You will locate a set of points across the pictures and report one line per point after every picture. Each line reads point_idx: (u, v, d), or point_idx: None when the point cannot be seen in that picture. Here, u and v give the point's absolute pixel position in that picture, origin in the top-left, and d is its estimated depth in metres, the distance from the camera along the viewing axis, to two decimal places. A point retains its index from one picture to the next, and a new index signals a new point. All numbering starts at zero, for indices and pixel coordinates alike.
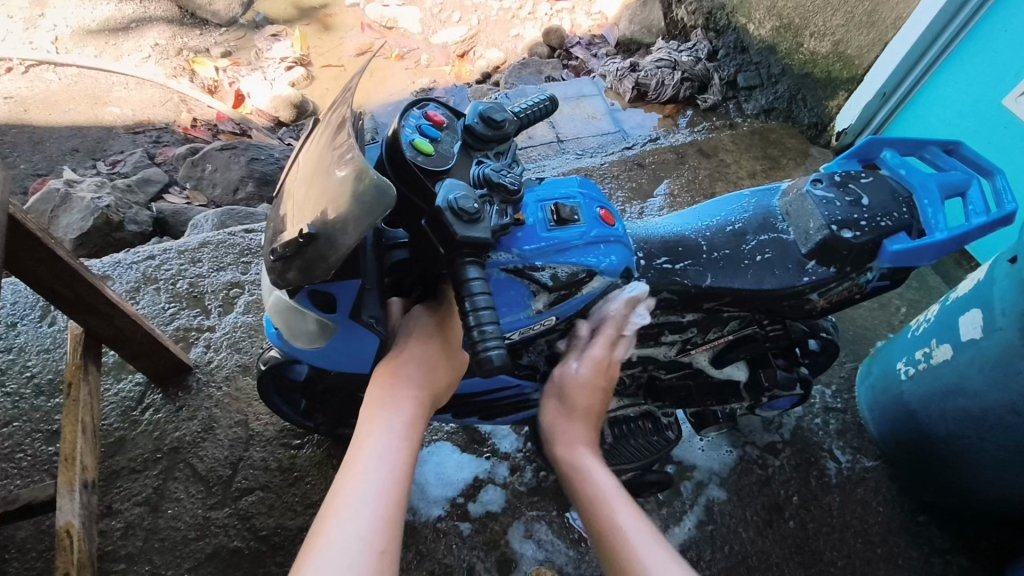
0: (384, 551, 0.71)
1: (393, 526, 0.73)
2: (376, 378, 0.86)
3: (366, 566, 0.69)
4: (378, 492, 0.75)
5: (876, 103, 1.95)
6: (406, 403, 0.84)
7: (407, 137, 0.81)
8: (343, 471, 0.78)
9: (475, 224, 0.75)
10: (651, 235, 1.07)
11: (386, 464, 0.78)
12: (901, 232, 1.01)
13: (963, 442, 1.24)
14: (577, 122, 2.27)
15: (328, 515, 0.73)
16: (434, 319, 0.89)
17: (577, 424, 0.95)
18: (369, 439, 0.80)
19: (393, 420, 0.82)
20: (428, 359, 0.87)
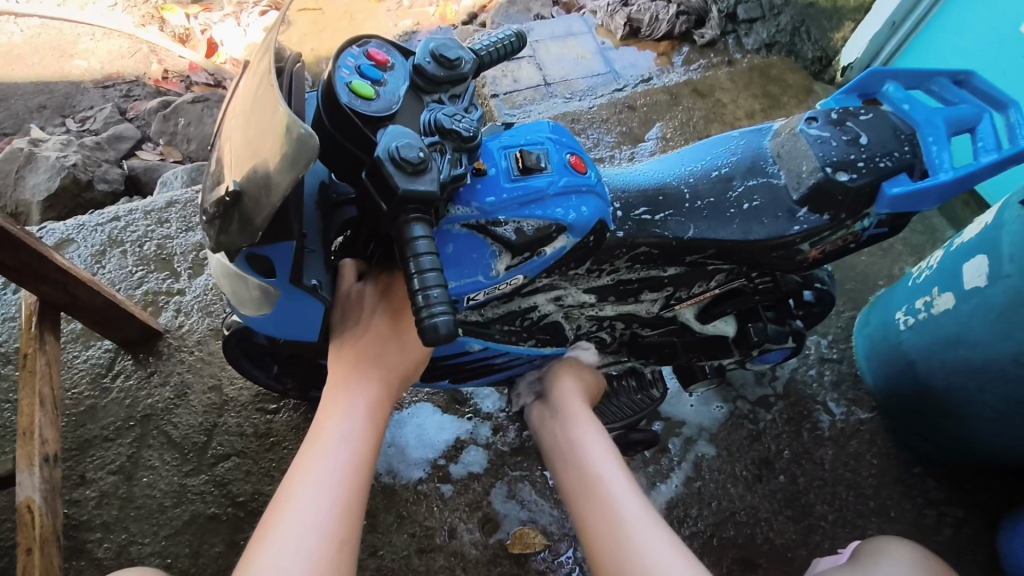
0: (345, 541, 0.68)
1: (353, 514, 0.70)
2: (337, 357, 0.79)
3: (323, 554, 0.67)
4: (338, 477, 0.71)
5: (885, 34, 1.82)
6: (370, 383, 0.78)
7: (343, 79, 0.72)
8: (303, 453, 0.74)
9: (420, 175, 0.67)
10: (629, 183, 0.98)
11: (347, 447, 0.73)
12: (902, 174, 0.92)
13: (963, 394, 1.18)
14: (566, 63, 2.14)
15: (285, 501, 0.69)
16: (393, 297, 0.81)
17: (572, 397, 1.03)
18: (330, 419, 0.75)
19: (356, 400, 0.77)
20: (390, 341, 0.79)
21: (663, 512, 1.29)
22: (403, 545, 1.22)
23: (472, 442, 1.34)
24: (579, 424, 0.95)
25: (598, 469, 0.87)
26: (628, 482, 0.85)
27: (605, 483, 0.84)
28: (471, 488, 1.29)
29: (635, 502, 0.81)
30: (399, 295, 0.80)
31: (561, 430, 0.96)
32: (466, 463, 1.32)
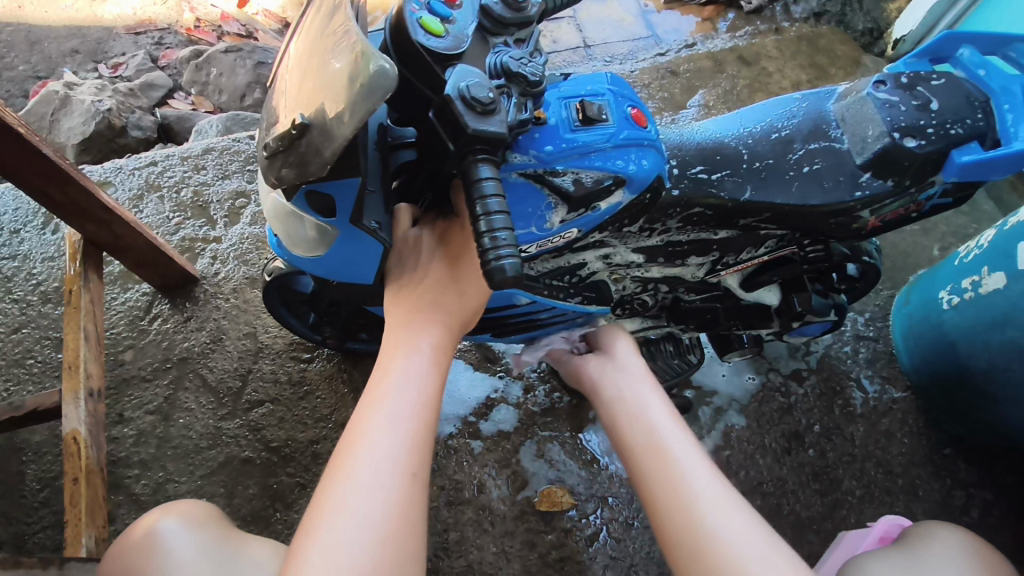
0: (416, 473, 0.68)
1: (423, 450, 0.70)
2: (397, 302, 0.79)
3: (398, 487, 0.67)
4: (407, 415, 0.71)
5: (941, 7, 1.75)
6: (433, 326, 0.77)
7: (413, 14, 0.70)
8: (369, 391, 0.73)
9: (489, 116, 0.66)
10: (686, 141, 0.96)
11: (414, 386, 0.73)
12: (973, 142, 0.89)
13: (1005, 375, 1.17)
14: (606, 25, 2.09)
15: (355, 436, 0.69)
16: (452, 244, 0.80)
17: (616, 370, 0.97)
18: (394, 360, 0.75)
19: (420, 341, 0.76)
20: (448, 288, 0.78)
21: None
22: (433, 496, 1.23)
23: (503, 401, 1.35)
24: (639, 379, 0.92)
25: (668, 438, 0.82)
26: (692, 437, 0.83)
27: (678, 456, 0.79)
28: (501, 446, 1.30)
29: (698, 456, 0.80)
30: (459, 241, 0.79)
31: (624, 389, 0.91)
32: (496, 421, 1.32)
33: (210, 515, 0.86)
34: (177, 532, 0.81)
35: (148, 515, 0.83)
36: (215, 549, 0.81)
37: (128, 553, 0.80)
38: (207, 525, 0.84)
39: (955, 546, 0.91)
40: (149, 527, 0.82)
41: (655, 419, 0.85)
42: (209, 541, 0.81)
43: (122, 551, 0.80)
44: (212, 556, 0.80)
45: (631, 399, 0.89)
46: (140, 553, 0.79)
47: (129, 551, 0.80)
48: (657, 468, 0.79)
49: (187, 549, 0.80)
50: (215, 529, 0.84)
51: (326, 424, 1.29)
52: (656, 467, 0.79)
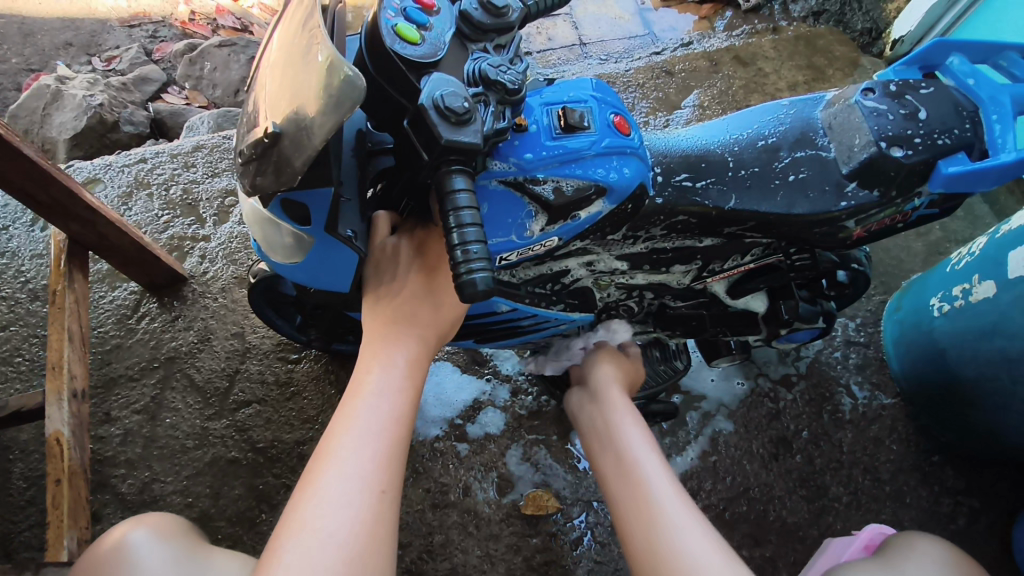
0: (385, 490, 0.68)
1: (393, 467, 0.70)
2: (373, 314, 0.78)
3: (366, 503, 0.67)
4: (378, 430, 0.70)
5: (941, 7, 1.72)
6: (409, 339, 0.77)
7: (389, 21, 0.69)
8: (341, 405, 0.73)
9: (464, 126, 0.65)
10: (671, 148, 0.95)
11: (387, 401, 0.72)
12: (960, 152, 0.88)
13: (992, 384, 1.16)
14: (603, 23, 2.08)
15: (327, 451, 0.69)
16: (429, 255, 0.79)
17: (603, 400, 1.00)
18: (369, 373, 0.74)
19: (395, 355, 0.75)
20: (424, 301, 0.78)
21: None
22: (418, 499, 1.23)
23: (490, 403, 1.35)
24: (618, 411, 0.94)
25: (632, 451, 0.87)
26: (662, 461, 0.86)
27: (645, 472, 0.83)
28: (487, 449, 1.29)
29: (666, 478, 0.82)
30: (435, 253, 0.79)
31: (600, 418, 0.96)
32: (483, 424, 1.32)
33: (179, 526, 0.87)
34: (146, 544, 0.81)
35: (118, 526, 0.84)
36: (184, 561, 0.81)
37: (96, 565, 0.80)
38: (176, 537, 0.84)
39: (938, 560, 0.90)
40: (118, 538, 0.82)
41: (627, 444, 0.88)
42: (178, 553, 0.81)
43: (89, 563, 0.80)
44: (182, 569, 0.80)
45: (607, 427, 0.93)
46: (108, 565, 0.79)
47: (98, 561, 0.80)
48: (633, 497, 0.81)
49: (155, 561, 0.80)
50: (184, 541, 0.84)
51: (312, 425, 1.29)
52: (625, 491, 0.83)
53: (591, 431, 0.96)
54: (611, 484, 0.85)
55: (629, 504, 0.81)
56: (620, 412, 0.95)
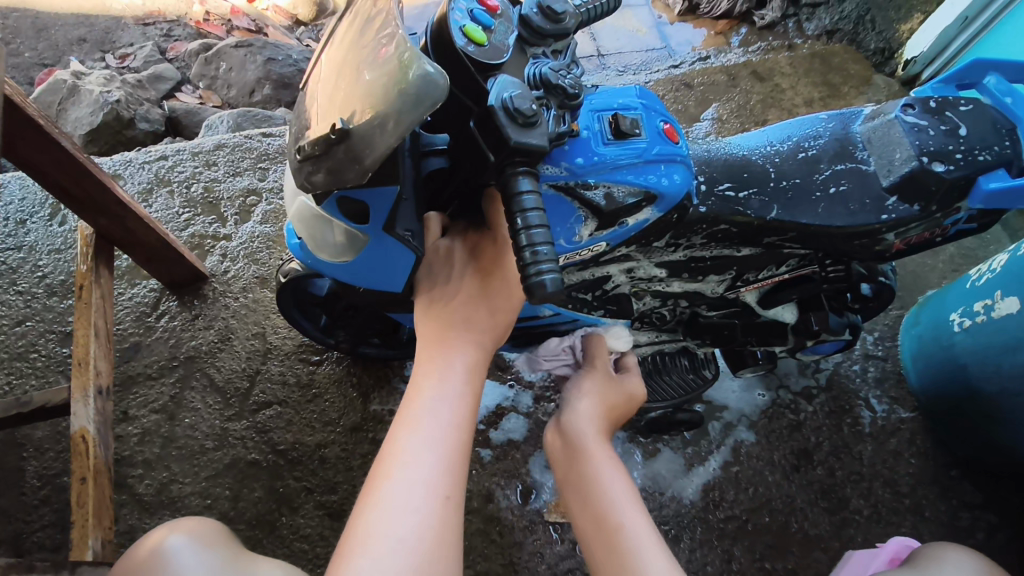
0: (449, 496, 0.68)
1: (457, 472, 0.69)
2: (427, 319, 0.78)
3: (432, 509, 0.66)
4: (441, 437, 0.70)
5: (955, 28, 1.76)
6: (466, 345, 0.76)
7: (456, 22, 0.69)
8: (402, 410, 0.73)
9: (531, 128, 0.66)
10: (712, 157, 0.96)
11: (448, 407, 0.72)
12: (1000, 168, 0.89)
13: (1015, 400, 1.17)
14: (620, 35, 2.11)
15: (391, 456, 0.69)
16: (483, 258, 0.79)
17: (585, 409, 0.98)
18: (427, 379, 0.74)
19: (455, 360, 0.75)
20: (480, 305, 0.77)
21: (699, 493, 1.30)
22: None
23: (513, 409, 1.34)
24: (595, 452, 0.92)
25: (603, 486, 0.88)
26: (631, 493, 0.87)
27: (612, 507, 0.85)
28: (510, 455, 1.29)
29: (640, 520, 0.84)
30: (490, 256, 0.78)
31: (571, 437, 0.95)
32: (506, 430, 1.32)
33: (217, 533, 0.84)
34: (184, 551, 0.79)
35: (156, 532, 0.82)
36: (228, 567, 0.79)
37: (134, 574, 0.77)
38: (215, 543, 0.82)
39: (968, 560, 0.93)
40: (157, 543, 0.80)
41: (603, 484, 0.88)
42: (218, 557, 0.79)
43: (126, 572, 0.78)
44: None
45: (575, 453, 0.93)
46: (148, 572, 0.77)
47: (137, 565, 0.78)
48: (586, 511, 0.87)
49: (196, 564, 0.78)
50: (225, 550, 0.81)
51: (334, 428, 1.27)
52: (585, 519, 0.87)
53: (557, 457, 0.97)
54: (574, 511, 0.89)
55: (585, 521, 0.87)
56: (596, 453, 0.92)
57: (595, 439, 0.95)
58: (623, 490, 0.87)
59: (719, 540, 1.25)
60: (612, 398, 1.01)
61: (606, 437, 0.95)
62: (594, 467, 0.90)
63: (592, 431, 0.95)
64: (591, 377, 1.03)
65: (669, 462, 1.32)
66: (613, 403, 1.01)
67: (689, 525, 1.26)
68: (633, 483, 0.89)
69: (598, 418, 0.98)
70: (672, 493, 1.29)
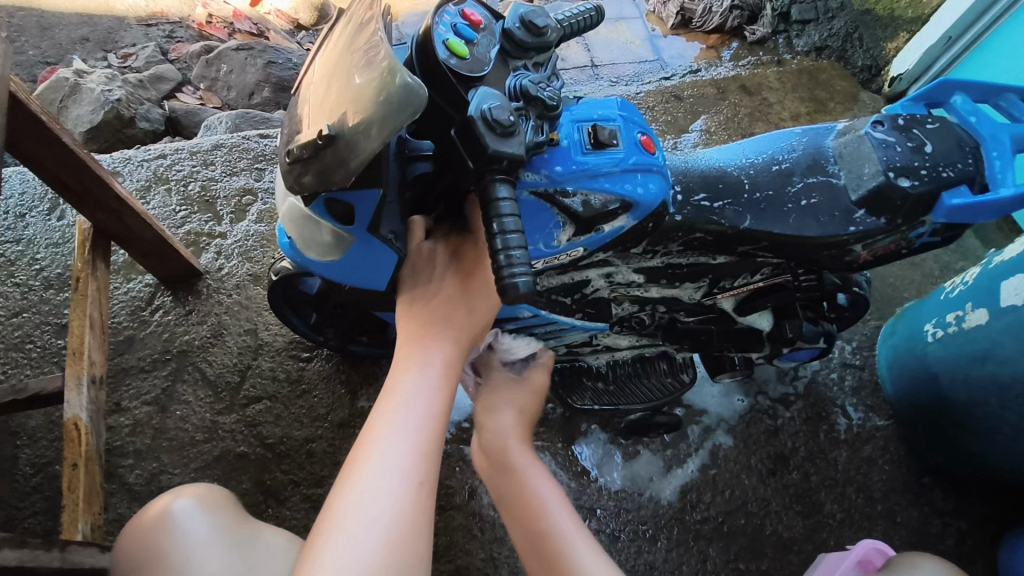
0: (423, 483, 0.71)
1: (430, 459, 0.73)
2: (408, 317, 0.82)
3: (405, 494, 0.69)
4: (416, 427, 0.74)
5: (938, 48, 1.81)
6: (444, 341, 0.80)
7: (441, 35, 0.73)
8: (381, 401, 0.76)
9: (509, 137, 0.69)
10: (691, 168, 1.00)
11: (424, 399, 0.76)
12: (963, 185, 0.93)
13: (985, 409, 1.21)
14: (614, 47, 2.15)
15: (367, 444, 0.72)
16: (464, 259, 0.83)
17: (509, 419, 1.06)
18: (406, 372, 0.77)
19: (433, 355, 0.79)
20: (459, 304, 0.81)
21: (676, 495, 1.33)
22: None
23: None
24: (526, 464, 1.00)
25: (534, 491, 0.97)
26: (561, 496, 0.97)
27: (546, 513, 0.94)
28: None
29: (568, 516, 0.94)
30: (470, 258, 0.82)
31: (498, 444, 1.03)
32: None
33: (225, 500, 0.90)
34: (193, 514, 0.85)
35: (164, 496, 0.87)
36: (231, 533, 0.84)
37: (144, 532, 0.83)
38: (221, 506, 0.88)
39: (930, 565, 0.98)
40: (165, 507, 0.85)
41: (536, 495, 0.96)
42: (223, 520, 0.85)
43: (139, 530, 0.84)
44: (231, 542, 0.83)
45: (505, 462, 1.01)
46: (156, 531, 0.83)
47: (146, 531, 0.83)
48: (522, 522, 0.95)
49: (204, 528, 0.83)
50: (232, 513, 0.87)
51: (322, 423, 1.30)
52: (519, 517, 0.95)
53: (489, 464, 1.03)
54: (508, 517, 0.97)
55: (519, 524, 0.95)
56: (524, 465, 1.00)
57: (515, 443, 1.03)
58: (554, 495, 0.97)
59: (695, 541, 1.29)
60: (528, 405, 1.08)
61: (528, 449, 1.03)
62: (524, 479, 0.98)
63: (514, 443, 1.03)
64: (507, 390, 1.08)
65: (648, 464, 1.36)
66: (532, 412, 1.08)
67: (666, 526, 1.29)
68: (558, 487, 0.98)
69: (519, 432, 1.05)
70: (651, 494, 1.33)
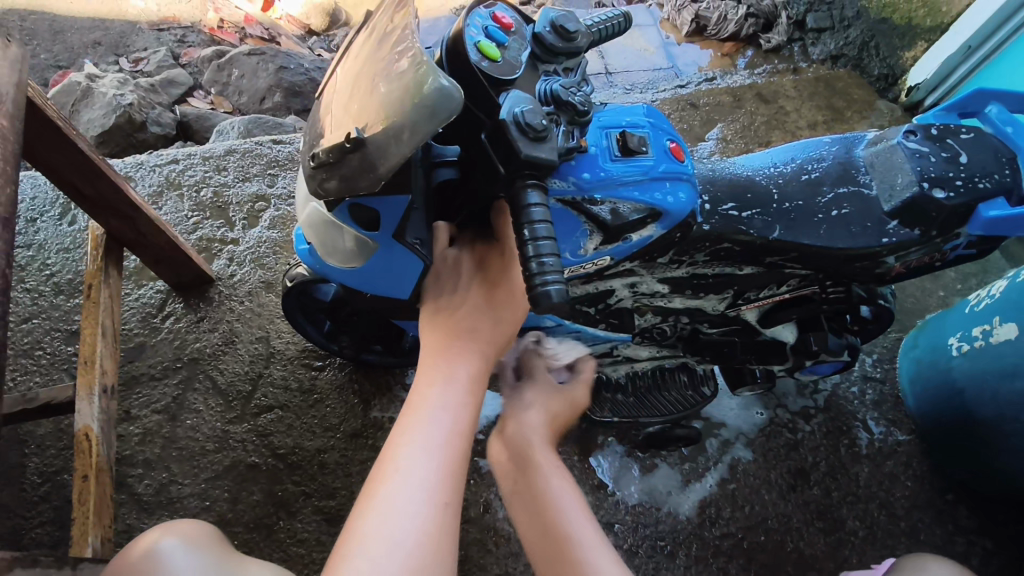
0: (448, 503, 0.69)
1: (456, 478, 0.70)
2: (432, 327, 0.80)
3: (429, 515, 0.67)
4: (441, 444, 0.71)
5: (957, 57, 1.80)
6: (469, 354, 0.77)
7: (472, 38, 0.71)
8: (403, 416, 0.74)
9: (541, 142, 0.68)
10: (718, 177, 0.98)
11: (449, 414, 0.73)
12: (1000, 197, 0.91)
13: (1013, 425, 1.18)
14: (628, 54, 2.14)
15: (390, 462, 0.70)
16: (490, 269, 0.81)
17: (533, 413, 0.94)
18: (430, 386, 0.75)
19: (457, 368, 0.76)
20: (485, 315, 0.79)
21: (695, 510, 1.30)
22: None
23: None
24: (545, 467, 0.87)
25: (555, 502, 0.84)
26: (583, 508, 0.85)
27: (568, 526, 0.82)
28: None
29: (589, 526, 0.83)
30: (496, 268, 0.80)
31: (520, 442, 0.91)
32: None
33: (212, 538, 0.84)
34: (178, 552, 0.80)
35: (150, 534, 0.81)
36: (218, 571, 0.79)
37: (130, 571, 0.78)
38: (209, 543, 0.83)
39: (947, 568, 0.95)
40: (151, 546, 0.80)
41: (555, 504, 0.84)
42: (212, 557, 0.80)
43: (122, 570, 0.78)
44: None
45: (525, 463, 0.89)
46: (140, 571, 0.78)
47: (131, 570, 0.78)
48: (536, 522, 0.84)
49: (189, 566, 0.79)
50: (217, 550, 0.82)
51: (334, 434, 1.28)
52: (535, 526, 0.84)
53: (503, 467, 0.91)
54: (524, 528, 0.85)
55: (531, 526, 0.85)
56: (542, 464, 0.88)
57: (541, 447, 0.90)
58: (576, 504, 0.85)
59: (715, 557, 1.26)
60: (558, 409, 0.97)
61: (554, 450, 0.91)
62: (541, 478, 0.86)
63: (540, 441, 0.91)
64: (536, 387, 0.99)
65: (666, 478, 1.33)
66: (561, 416, 0.97)
67: (685, 542, 1.26)
68: (583, 496, 0.86)
69: (546, 431, 0.93)
70: (669, 508, 1.30)
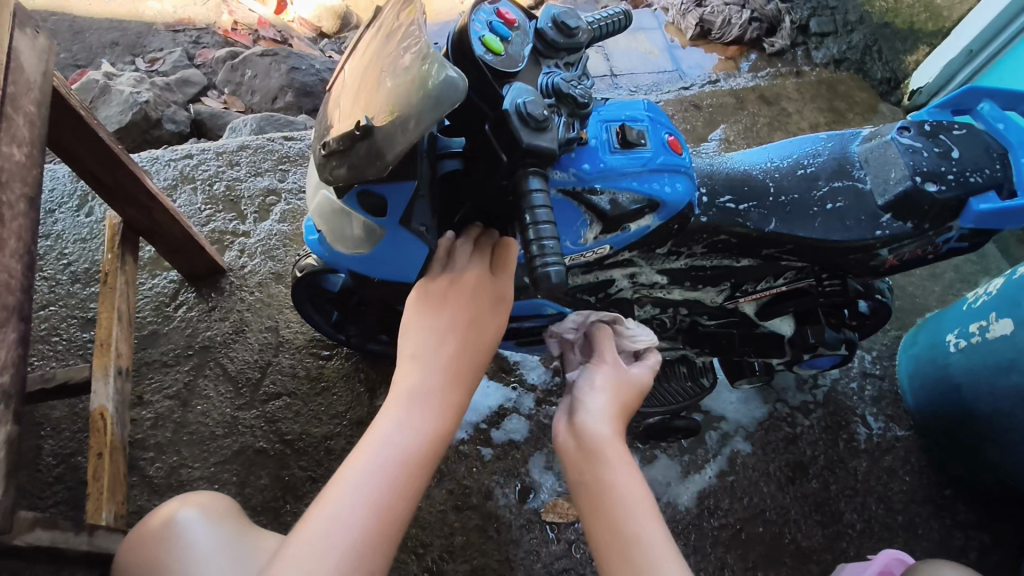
0: (398, 500, 0.68)
1: (418, 468, 0.71)
2: (422, 309, 0.80)
3: (379, 508, 0.67)
4: (404, 439, 0.71)
5: (959, 61, 1.82)
6: (451, 348, 0.77)
7: (476, 32, 0.74)
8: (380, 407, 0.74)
9: (542, 132, 0.71)
10: (717, 171, 1.00)
11: (419, 412, 0.73)
12: (990, 191, 0.93)
13: (1008, 420, 1.19)
14: (633, 57, 2.17)
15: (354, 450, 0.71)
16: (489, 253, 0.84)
17: (602, 400, 0.84)
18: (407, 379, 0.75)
19: (435, 364, 0.76)
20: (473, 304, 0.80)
21: (694, 500, 1.32)
22: (441, 500, 1.25)
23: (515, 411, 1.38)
24: (614, 462, 0.75)
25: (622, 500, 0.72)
26: (654, 512, 0.72)
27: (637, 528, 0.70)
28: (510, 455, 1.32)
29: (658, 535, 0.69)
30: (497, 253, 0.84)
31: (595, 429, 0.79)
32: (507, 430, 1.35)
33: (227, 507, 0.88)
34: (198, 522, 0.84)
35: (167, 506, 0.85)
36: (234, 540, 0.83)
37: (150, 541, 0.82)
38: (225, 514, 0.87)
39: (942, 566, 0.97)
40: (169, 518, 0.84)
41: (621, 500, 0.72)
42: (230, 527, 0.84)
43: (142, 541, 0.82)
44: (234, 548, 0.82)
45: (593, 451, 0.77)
46: (162, 542, 0.81)
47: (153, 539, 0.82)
48: (600, 519, 0.72)
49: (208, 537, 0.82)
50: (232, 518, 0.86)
51: (340, 421, 1.31)
52: (598, 526, 0.72)
53: (570, 459, 0.79)
54: (587, 518, 0.74)
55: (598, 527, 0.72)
56: (608, 455, 0.76)
57: (613, 438, 0.78)
58: (644, 502, 0.72)
59: (713, 547, 1.28)
60: (626, 395, 0.87)
61: (624, 443, 0.79)
62: (610, 472, 0.74)
63: (610, 434, 0.79)
64: (603, 367, 0.90)
65: (665, 469, 1.35)
66: (628, 403, 0.86)
67: (683, 531, 1.28)
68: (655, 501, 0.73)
69: (615, 420, 0.82)
70: (668, 499, 1.32)
